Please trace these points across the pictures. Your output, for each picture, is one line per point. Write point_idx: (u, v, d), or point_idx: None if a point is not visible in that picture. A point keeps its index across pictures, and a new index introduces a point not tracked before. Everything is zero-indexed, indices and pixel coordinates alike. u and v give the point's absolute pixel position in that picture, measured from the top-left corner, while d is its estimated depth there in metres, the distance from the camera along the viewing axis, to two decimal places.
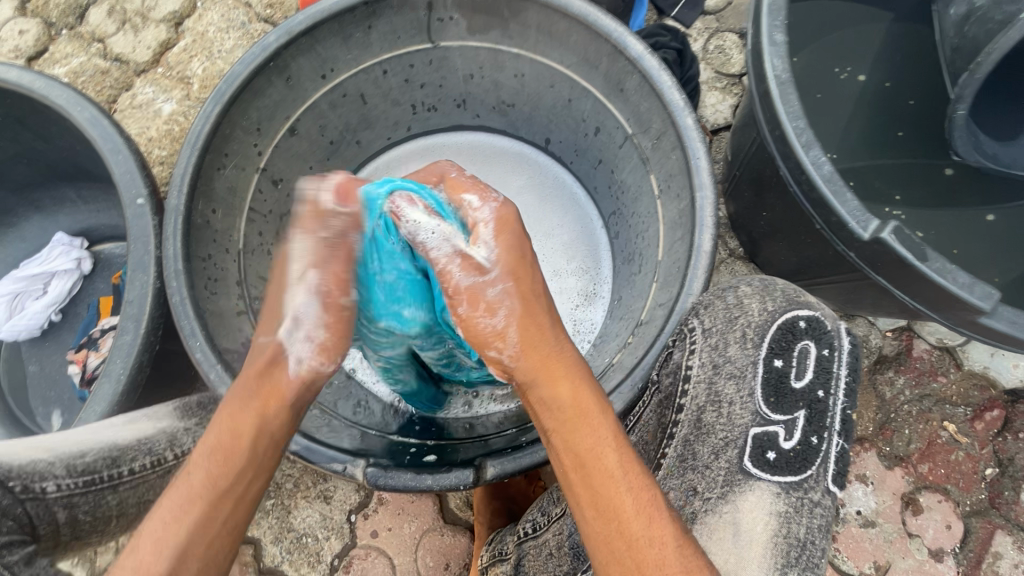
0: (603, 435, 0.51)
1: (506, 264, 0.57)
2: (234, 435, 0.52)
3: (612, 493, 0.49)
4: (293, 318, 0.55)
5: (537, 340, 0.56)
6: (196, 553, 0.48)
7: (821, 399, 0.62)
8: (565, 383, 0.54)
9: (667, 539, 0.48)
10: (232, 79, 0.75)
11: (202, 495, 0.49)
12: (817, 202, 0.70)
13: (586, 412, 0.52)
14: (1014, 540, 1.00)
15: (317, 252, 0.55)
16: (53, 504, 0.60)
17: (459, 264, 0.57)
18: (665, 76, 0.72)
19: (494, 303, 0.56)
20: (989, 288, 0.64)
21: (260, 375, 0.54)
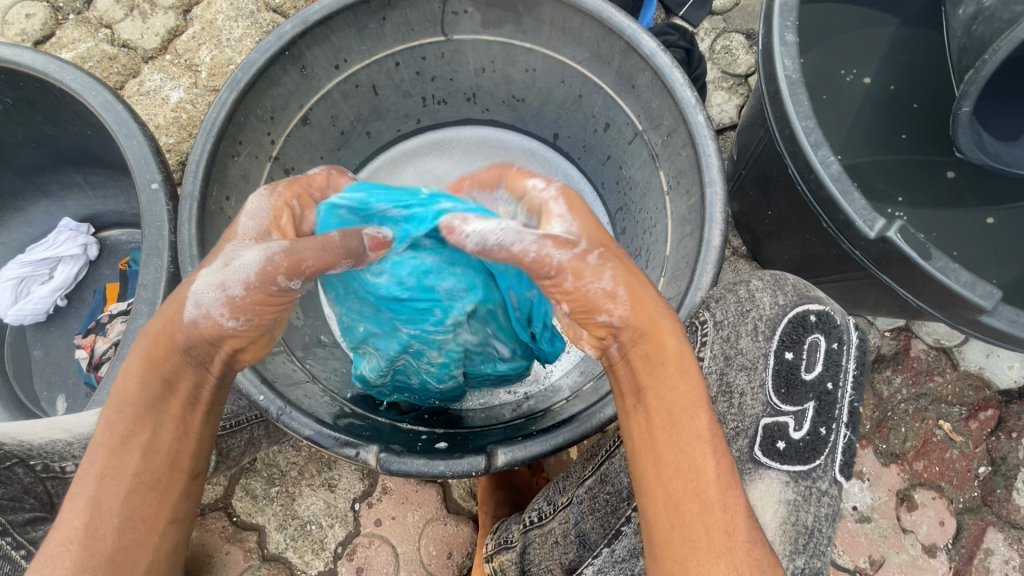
0: (697, 400, 0.52)
1: (597, 236, 0.55)
2: (133, 384, 0.52)
3: (696, 456, 0.50)
4: (226, 264, 0.52)
5: (640, 303, 0.53)
6: (113, 503, 0.49)
7: (831, 391, 0.64)
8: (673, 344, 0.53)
9: (737, 510, 0.49)
10: (248, 67, 0.75)
11: (106, 447, 0.50)
12: (824, 200, 0.71)
13: (685, 373, 0.52)
14: (1005, 536, 1.02)
15: (274, 209, 0.59)
16: (72, 482, 0.66)
17: (552, 243, 0.52)
18: (678, 74, 0.73)
19: (599, 268, 0.52)
20: (991, 287, 0.66)
21: (159, 314, 0.53)
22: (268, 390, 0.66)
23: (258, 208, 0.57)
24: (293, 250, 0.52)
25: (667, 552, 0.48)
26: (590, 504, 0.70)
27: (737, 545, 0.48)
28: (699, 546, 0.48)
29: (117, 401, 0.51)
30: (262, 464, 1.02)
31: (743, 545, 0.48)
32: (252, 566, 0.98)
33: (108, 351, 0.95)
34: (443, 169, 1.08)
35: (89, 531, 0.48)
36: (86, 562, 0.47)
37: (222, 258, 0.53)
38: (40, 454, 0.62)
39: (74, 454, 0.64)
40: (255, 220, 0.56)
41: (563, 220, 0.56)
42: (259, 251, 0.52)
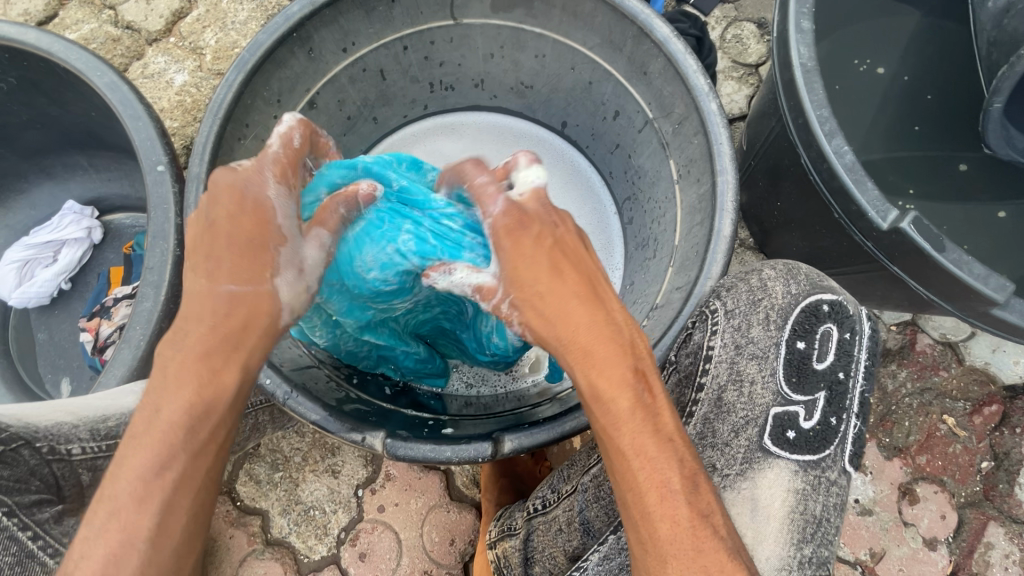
0: (617, 421, 0.51)
1: (510, 256, 0.55)
2: (219, 394, 0.50)
3: (621, 472, 0.50)
4: (301, 270, 0.56)
5: (545, 328, 0.54)
6: (184, 504, 0.49)
7: (842, 381, 0.63)
8: (592, 370, 0.52)
9: (676, 522, 0.49)
10: (255, 48, 0.74)
11: (185, 453, 0.49)
12: (837, 191, 0.70)
13: (604, 394, 0.51)
14: (1006, 531, 1.02)
15: (303, 204, 0.58)
16: (78, 466, 0.64)
17: (480, 299, 0.60)
18: (690, 60, 0.72)
19: (508, 317, 0.57)
20: (1004, 280, 0.65)
21: (237, 314, 0.52)
22: (275, 374, 0.65)
23: (292, 207, 0.56)
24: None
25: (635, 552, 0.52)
26: (595, 492, 0.70)
27: (682, 555, 0.48)
28: (648, 549, 0.49)
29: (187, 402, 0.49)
30: (266, 449, 1.03)
31: (686, 555, 0.48)
32: (256, 549, 0.99)
33: (113, 335, 0.95)
34: (450, 150, 1.07)
35: (161, 530, 0.47)
36: (153, 559, 0.47)
37: (292, 264, 0.55)
38: (46, 436, 0.62)
39: (81, 436, 0.64)
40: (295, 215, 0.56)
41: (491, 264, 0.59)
42: (321, 250, 0.59)
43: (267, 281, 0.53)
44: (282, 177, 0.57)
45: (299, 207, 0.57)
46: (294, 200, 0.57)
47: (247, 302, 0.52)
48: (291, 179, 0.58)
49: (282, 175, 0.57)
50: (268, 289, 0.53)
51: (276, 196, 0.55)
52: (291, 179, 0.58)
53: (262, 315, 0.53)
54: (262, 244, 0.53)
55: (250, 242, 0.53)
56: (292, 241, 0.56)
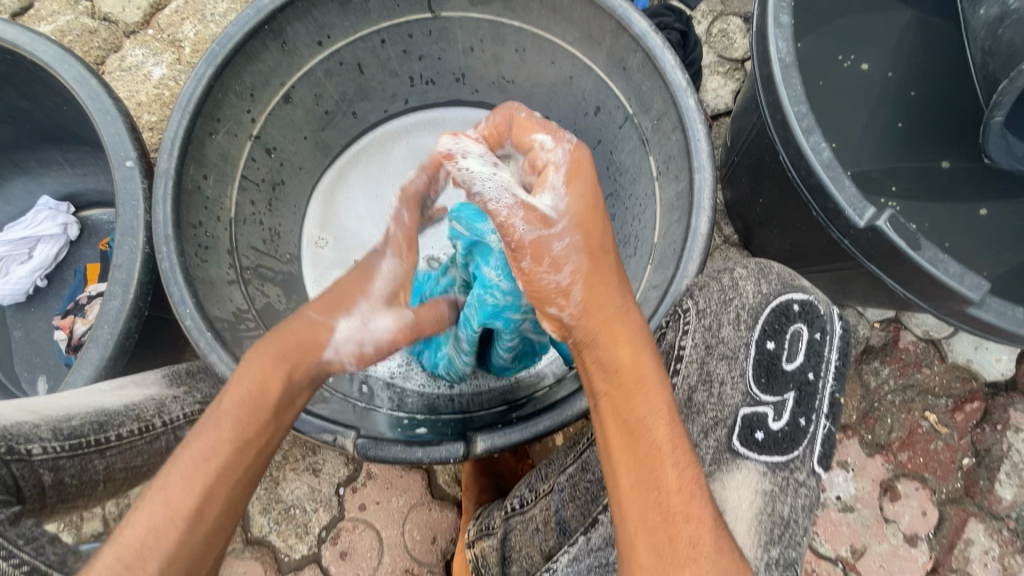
0: (657, 406, 0.51)
1: (576, 220, 0.56)
2: (269, 394, 0.55)
3: (657, 464, 0.49)
4: (365, 323, 0.64)
5: (598, 300, 0.55)
6: (222, 492, 0.51)
7: (811, 381, 0.63)
8: (639, 353, 0.54)
9: (702, 519, 0.48)
10: (225, 41, 0.73)
11: (233, 445, 0.52)
12: (815, 188, 0.70)
13: (646, 378, 0.52)
14: (986, 527, 1.03)
15: (403, 279, 0.66)
16: (39, 465, 0.60)
17: (522, 215, 0.56)
18: (668, 55, 0.71)
19: (559, 259, 0.56)
20: (979, 278, 0.65)
21: (299, 335, 0.60)
22: None
23: (393, 276, 0.66)
24: (419, 324, 0.69)
25: (632, 555, 0.48)
26: (570, 492, 0.70)
27: (702, 555, 0.47)
28: (665, 555, 0.47)
29: (245, 401, 0.54)
30: None
31: (708, 556, 0.47)
32: (236, 549, 0.98)
33: (88, 333, 0.94)
34: (431, 145, 1.05)
35: (197, 512, 0.49)
36: (185, 540, 0.48)
37: (362, 316, 0.63)
38: (5, 436, 0.58)
39: (43, 436, 0.61)
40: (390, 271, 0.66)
41: (551, 191, 0.58)
42: (393, 318, 0.65)
43: (332, 318, 0.62)
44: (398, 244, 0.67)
45: (395, 280, 0.66)
46: (400, 275, 0.66)
47: (302, 326, 0.61)
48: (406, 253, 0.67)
49: (398, 250, 0.67)
50: (332, 325, 0.62)
51: (388, 266, 0.66)
52: (405, 255, 0.66)
53: (317, 338, 0.61)
54: (353, 295, 0.64)
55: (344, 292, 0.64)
56: (372, 297, 0.65)
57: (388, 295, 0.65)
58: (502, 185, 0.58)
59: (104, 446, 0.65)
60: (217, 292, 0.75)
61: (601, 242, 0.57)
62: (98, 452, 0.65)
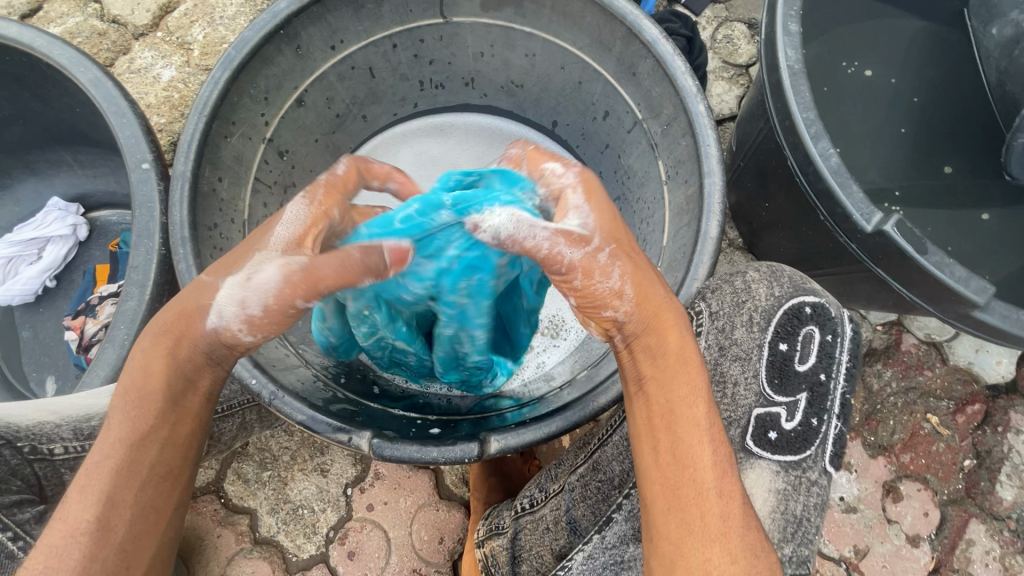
0: (696, 392, 0.54)
1: (605, 227, 0.54)
2: (154, 383, 0.53)
3: (692, 444, 0.52)
4: (247, 279, 0.52)
5: (646, 291, 0.55)
6: (126, 497, 0.52)
7: (823, 382, 0.64)
8: (679, 338, 0.55)
9: (734, 496, 0.52)
10: (242, 46, 0.74)
11: (129, 447, 0.52)
12: (823, 193, 0.71)
13: (687, 361, 0.55)
14: (987, 528, 1.04)
15: (312, 219, 0.57)
16: (60, 465, 0.65)
17: (564, 241, 0.52)
18: (679, 62, 0.73)
19: (608, 267, 0.53)
20: (984, 283, 0.66)
21: (181, 307, 0.55)
22: (261, 374, 0.65)
23: (296, 216, 0.56)
24: (313, 273, 0.51)
25: (663, 532, 0.52)
26: (581, 491, 0.71)
27: (730, 530, 0.51)
28: (694, 527, 0.51)
29: (131, 396, 0.53)
30: (254, 448, 1.02)
31: (735, 531, 0.51)
32: (244, 549, 0.99)
33: (99, 333, 0.94)
34: (438, 152, 1.07)
35: (101, 523, 0.51)
36: (93, 552, 0.50)
37: (245, 270, 0.53)
38: (27, 436, 0.62)
39: (62, 436, 0.63)
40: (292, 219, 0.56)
41: (570, 215, 0.55)
42: (279, 266, 0.52)
43: (218, 277, 0.54)
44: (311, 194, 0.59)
45: (301, 222, 0.56)
46: (306, 217, 0.57)
47: (188, 294, 0.55)
48: (319, 198, 0.59)
49: (311, 196, 0.59)
50: (218, 285, 0.54)
51: (291, 205, 0.57)
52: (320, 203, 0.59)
53: (199, 306, 0.54)
54: (250, 247, 0.55)
55: (247, 244, 0.56)
56: (273, 248, 0.54)
57: (287, 239, 0.54)
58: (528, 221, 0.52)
59: None
60: None
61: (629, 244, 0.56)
62: None
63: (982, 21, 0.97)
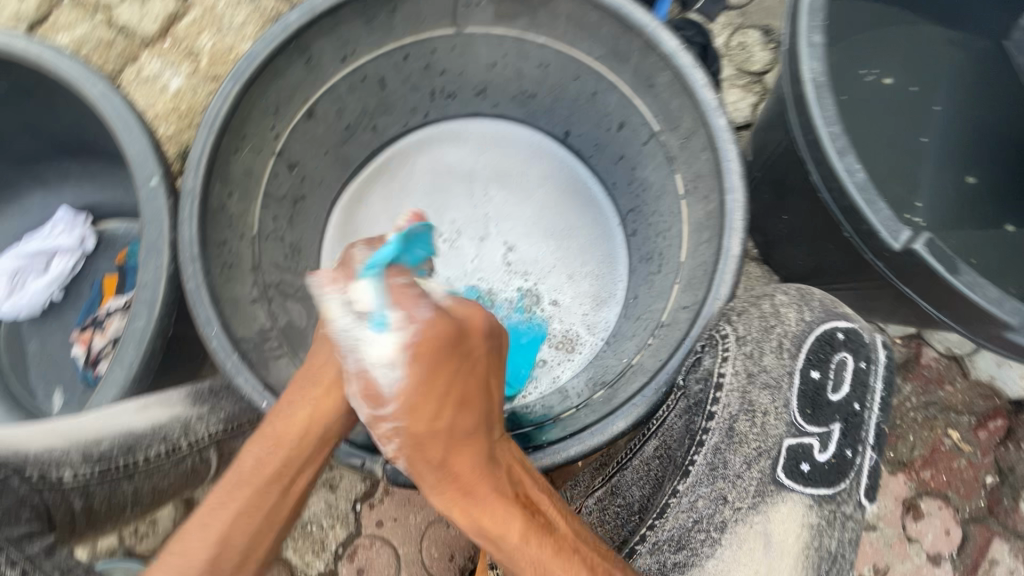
0: (507, 523, 0.63)
1: (404, 407, 0.62)
2: (302, 439, 0.65)
3: (543, 573, 0.62)
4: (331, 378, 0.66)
5: (420, 475, 0.65)
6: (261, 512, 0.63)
7: (858, 413, 0.63)
8: (465, 506, 0.64)
9: (552, 558, 0.62)
10: (251, 58, 0.72)
11: (257, 485, 0.63)
12: (848, 209, 0.69)
13: (474, 509, 0.64)
14: (1011, 547, 1.01)
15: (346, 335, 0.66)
16: (69, 491, 0.62)
17: (376, 371, 0.61)
18: (700, 74, 0.70)
19: (388, 435, 0.63)
20: (1018, 303, 0.64)
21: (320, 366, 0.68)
22: (271, 396, 0.67)
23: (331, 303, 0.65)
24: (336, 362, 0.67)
25: None
26: (599, 515, 0.71)
27: None
28: None
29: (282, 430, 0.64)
30: None
31: None
32: None
33: (106, 348, 0.93)
34: (453, 160, 1.04)
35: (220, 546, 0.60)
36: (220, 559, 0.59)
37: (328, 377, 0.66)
38: (36, 463, 0.60)
39: (71, 462, 0.62)
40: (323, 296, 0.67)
41: (393, 326, 0.60)
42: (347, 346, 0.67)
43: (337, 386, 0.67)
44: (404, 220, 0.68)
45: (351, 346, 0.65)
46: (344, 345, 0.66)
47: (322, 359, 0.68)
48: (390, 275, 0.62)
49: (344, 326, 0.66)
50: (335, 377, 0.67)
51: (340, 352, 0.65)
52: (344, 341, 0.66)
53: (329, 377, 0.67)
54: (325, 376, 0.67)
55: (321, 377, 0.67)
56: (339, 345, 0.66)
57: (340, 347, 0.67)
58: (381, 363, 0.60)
59: (131, 469, 0.65)
60: (241, 311, 0.74)
61: (432, 419, 0.63)
62: (126, 475, 0.66)
63: None
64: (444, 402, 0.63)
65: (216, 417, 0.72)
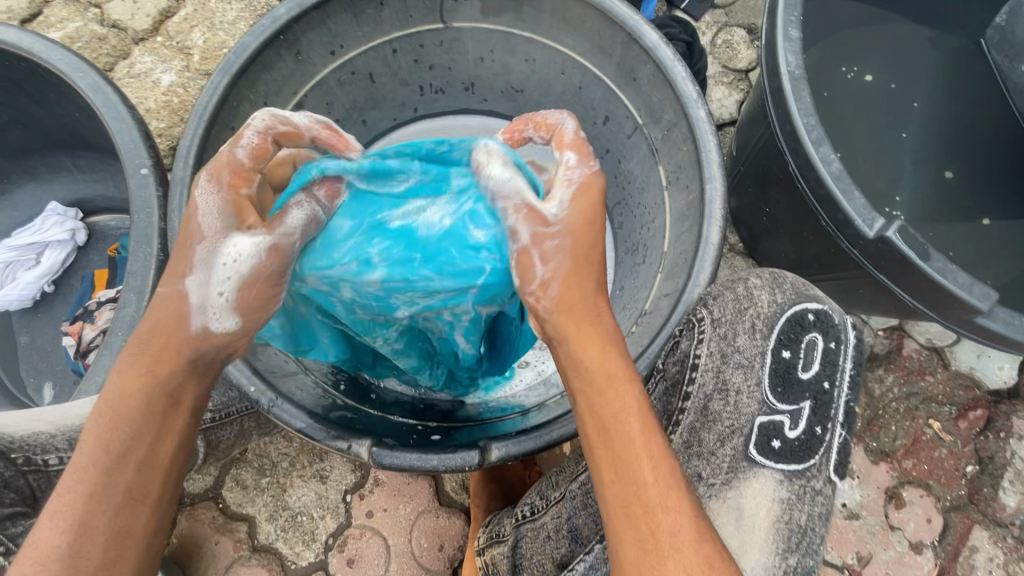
0: (631, 406, 0.51)
1: (574, 225, 0.55)
2: (130, 399, 0.50)
3: (633, 458, 0.50)
4: (205, 295, 0.52)
5: (570, 300, 0.54)
6: (101, 521, 0.48)
7: (827, 390, 0.64)
8: (592, 346, 0.53)
9: (683, 509, 0.49)
10: (241, 51, 0.74)
11: (96, 463, 0.48)
12: (824, 199, 0.71)
13: (603, 374, 0.52)
14: (991, 534, 1.03)
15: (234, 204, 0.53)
16: (54, 476, 0.65)
17: (528, 217, 0.55)
18: (679, 67, 0.72)
19: (548, 255, 0.54)
20: (988, 289, 0.66)
21: (154, 325, 0.52)
22: (258, 380, 0.65)
23: (212, 207, 0.52)
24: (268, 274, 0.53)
25: (617, 536, 0.50)
26: (582, 500, 0.70)
27: (685, 546, 0.48)
28: (649, 548, 0.48)
29: (104, 412, 0.50)
30: (253, 454, 1.02)
31: (691, 546, 0.48)
32: (242, 556, 0.98)
33: (97, 339, 0.94)
34: None
35: (73, 552, 0.47)
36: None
37: (203, 283, 0.52)
38: (21, 446, 0.62)
39: (55, 447, 0.62)
40: (218, 219, 0.53)
41: (556, 197, 0.56)
42: (253, 243, 0.52)
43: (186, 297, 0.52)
44: (540, 131, 0.63)
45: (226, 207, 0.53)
46: (223, 203, 0.53)
47: (157, 310, 0.52)
48: (228, 183, 0.54)
49: (216, 178, 0.54)
50: (182, 292, 0.52)
51: (214, 208, 0.53)
52: (230, 186, 0.54)
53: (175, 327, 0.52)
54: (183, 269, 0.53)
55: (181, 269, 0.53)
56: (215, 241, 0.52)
57: (224, 227, 0.53)
58: (218, 306, 0.52)
59: None
60: None
61: (591, 257, 0.55)
62: None
63: (1004, 55, 0.99)
64: (593, 260, 0.55)
65: None
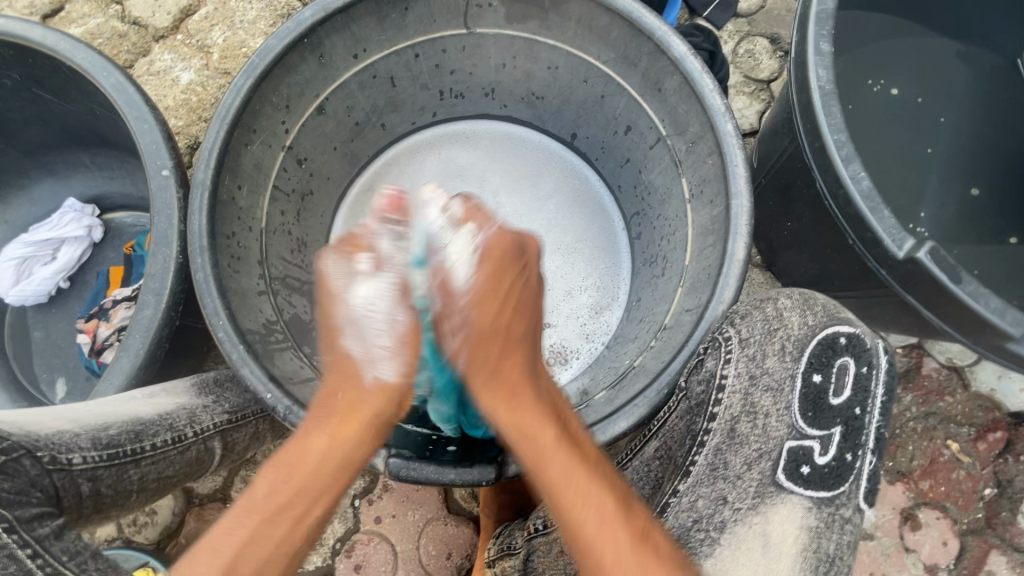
0: (541, 436, 0.59)
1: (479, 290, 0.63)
2: (310, 456, 0.59)
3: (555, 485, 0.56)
4: (366, 328, 0.61)
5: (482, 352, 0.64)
6: (248, 567, 0.54)
7: (859, 417, 0.63)
8: (502, 386, 0.63)
9: (611, 527, 0.53)
10: (265, 53, 0.73)
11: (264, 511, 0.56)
12: (852, 217, 0.69)
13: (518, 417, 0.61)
14: (1008, 560, 1.01)
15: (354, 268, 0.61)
16: (79, 475, 0.59)
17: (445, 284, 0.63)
18: (707, 79, 0.71)
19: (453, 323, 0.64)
20: (1021, 314, 0.64)
21: (342, 390, 0.62)
22: (276, 388, 0.67)
23: (343, 270, 0.62)
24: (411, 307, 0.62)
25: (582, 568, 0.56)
26: None
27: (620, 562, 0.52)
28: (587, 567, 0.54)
29: (287, 465, 0.58)
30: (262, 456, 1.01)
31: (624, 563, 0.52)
32: None
33: (112, 337, 0.94)
34: (466, 161, 1.05)
35: None
36: None
37: (354, 324, 0.61)
38: (48, 445, 0.58)
39: (83, 444, 0.60)
40: (348, 282, 0.61)
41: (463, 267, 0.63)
42: (383, 300, 0.61)
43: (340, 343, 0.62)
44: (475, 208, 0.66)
45: (349, 273, 0.61)
46: (348, 270, 0.62)
47: (344, 378, 0.62)
48: (351, 252, 0.62)
49: (342, 248, 0.62)
50: (344, 347, 0.63)
51: (334, 265, 0.62)
52: (350, 250, 0.62)
53: (361, 395, 0.62)
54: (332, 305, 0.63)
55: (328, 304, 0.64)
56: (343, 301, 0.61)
57: (353, 280, 0.61)
58: (380, 356, 0.62)
59: (140, 455, 0.65)
60: (249, 303, 0.75)
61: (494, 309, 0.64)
62: (134, 461, 0.64)
63: None
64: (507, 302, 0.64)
65: (221, 407, 0.76)
